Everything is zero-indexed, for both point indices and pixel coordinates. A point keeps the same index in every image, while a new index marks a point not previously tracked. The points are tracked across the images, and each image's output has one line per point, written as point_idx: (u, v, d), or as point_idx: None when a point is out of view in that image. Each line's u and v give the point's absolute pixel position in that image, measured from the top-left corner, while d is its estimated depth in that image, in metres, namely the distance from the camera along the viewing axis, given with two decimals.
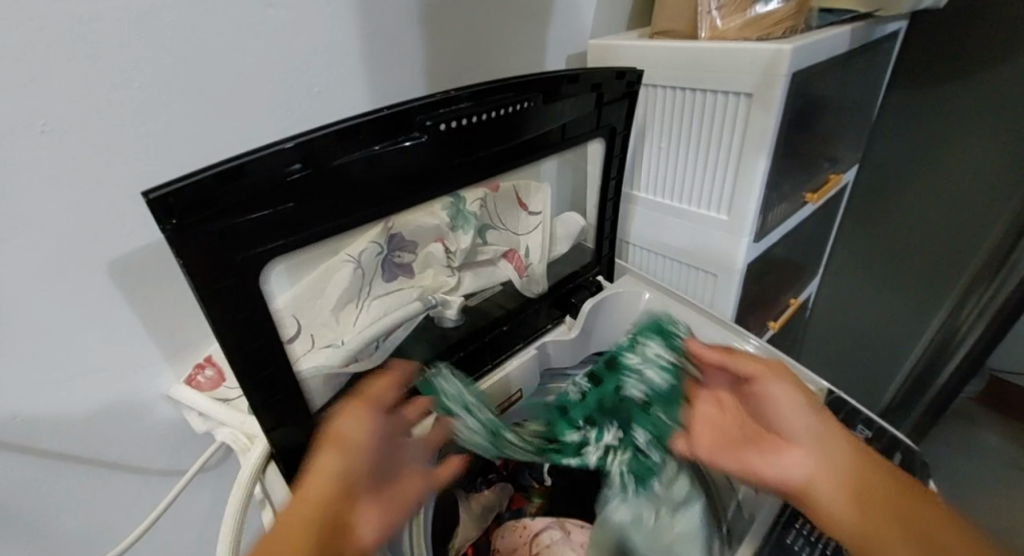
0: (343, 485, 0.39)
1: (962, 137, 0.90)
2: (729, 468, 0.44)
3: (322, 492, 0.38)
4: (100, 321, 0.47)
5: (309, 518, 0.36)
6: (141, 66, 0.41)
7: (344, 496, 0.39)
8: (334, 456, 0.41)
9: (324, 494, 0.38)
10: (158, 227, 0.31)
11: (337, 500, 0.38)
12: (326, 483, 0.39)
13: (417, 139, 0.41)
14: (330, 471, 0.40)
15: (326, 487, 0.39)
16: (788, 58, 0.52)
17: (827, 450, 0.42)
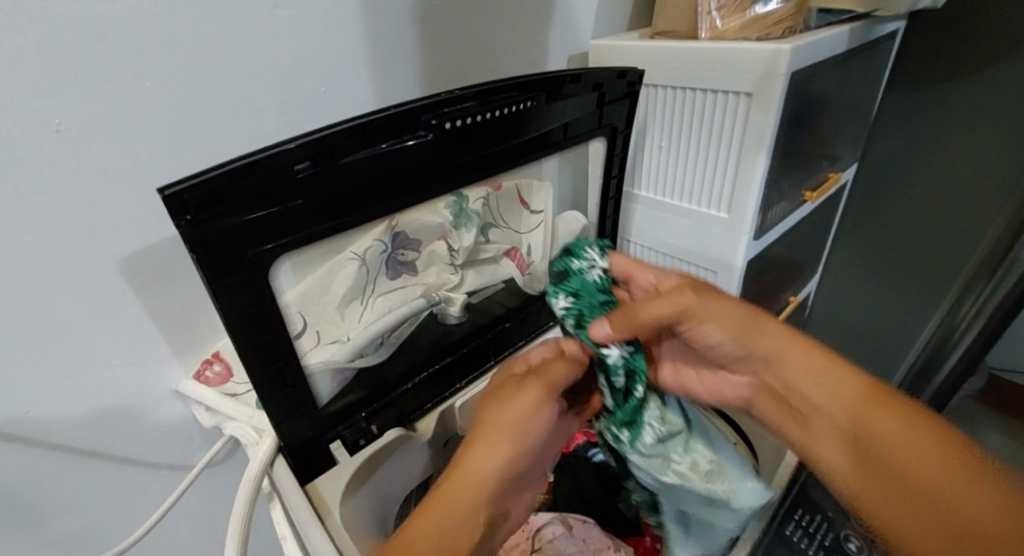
0: (503, 484, 0.39)
1: (960, 136, 0.91)
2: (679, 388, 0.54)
3: (483, 486, 0.38)
4: (111, 316, 0.47)
5: (466, 515, 0.36)
6: (152, 66, 0.42)
7: (498, 498, 0.39)
8: (509, 452, 0.40)
9: (485, 490, 0.38)
10: (173, 223, 0.31)
11: (491, 498, 0.38)
12: (491, 481, 0.38)
13: (423, 137, 0.41)
14: (495, 466, 0.39)
15: (489, 484, 0.38)
16: (787, 58, 0.52)
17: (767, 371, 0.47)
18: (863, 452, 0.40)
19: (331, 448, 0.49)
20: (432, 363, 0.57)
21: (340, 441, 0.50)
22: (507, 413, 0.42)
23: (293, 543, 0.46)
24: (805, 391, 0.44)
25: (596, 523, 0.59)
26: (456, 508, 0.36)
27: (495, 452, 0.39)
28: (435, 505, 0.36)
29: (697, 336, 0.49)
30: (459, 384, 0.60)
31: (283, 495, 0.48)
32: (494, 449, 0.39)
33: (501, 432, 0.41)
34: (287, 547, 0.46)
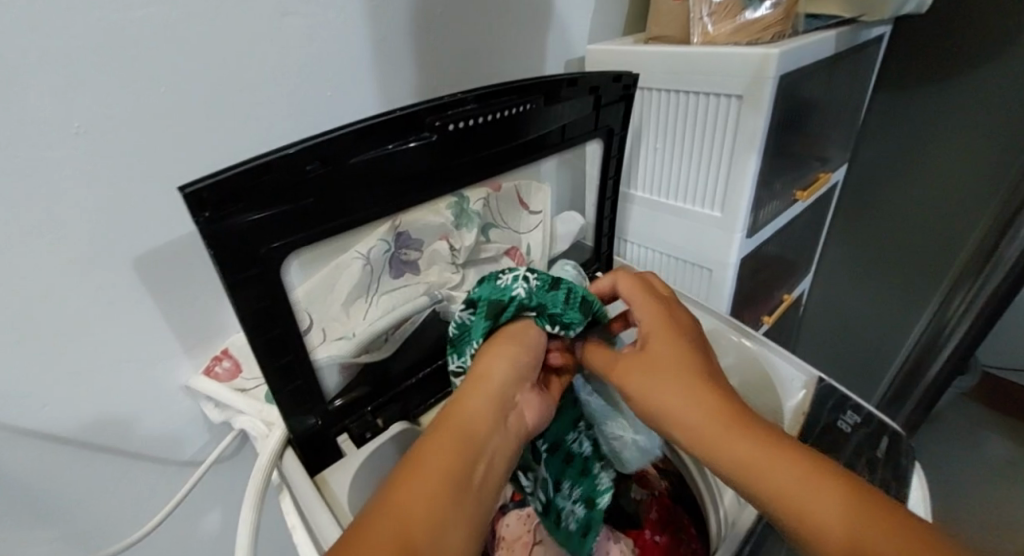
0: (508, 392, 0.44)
1: (946, 136, 0.93)
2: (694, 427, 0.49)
3: (488, 400, 0.42)
4: (125, 314, 0.49)
5: (477, 425, 0.40)
6: (167, 72, 0.44)
7: (508, 408, 0.43)
8: (508, 375, 0.44)
9: (490, 403, 0.42)
10: (192, 219, 0.33)
11: (499, 408, 0.42)
12: (495, 392, 0.43)
13: (427, 138, 0.43)
14: (497, 381, 0.43)
15: (493, 400, 0.42)
16: (776, 61, 0.54)
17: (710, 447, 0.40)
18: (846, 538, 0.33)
19: (339, 441, 0.51)
20: (435, 359, 0.59)
21: (347, 434, 0.51)
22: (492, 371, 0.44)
23: (303, 537, 0.47)
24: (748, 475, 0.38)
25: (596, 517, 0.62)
26: (466, 422, 0.40)
27: (496, 369, 0.44)
28: (441, 425, 0.40)
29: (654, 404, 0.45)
30: None
31: (292, 487, 0.49)
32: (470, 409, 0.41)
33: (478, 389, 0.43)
34: (297, 541, 0.47)
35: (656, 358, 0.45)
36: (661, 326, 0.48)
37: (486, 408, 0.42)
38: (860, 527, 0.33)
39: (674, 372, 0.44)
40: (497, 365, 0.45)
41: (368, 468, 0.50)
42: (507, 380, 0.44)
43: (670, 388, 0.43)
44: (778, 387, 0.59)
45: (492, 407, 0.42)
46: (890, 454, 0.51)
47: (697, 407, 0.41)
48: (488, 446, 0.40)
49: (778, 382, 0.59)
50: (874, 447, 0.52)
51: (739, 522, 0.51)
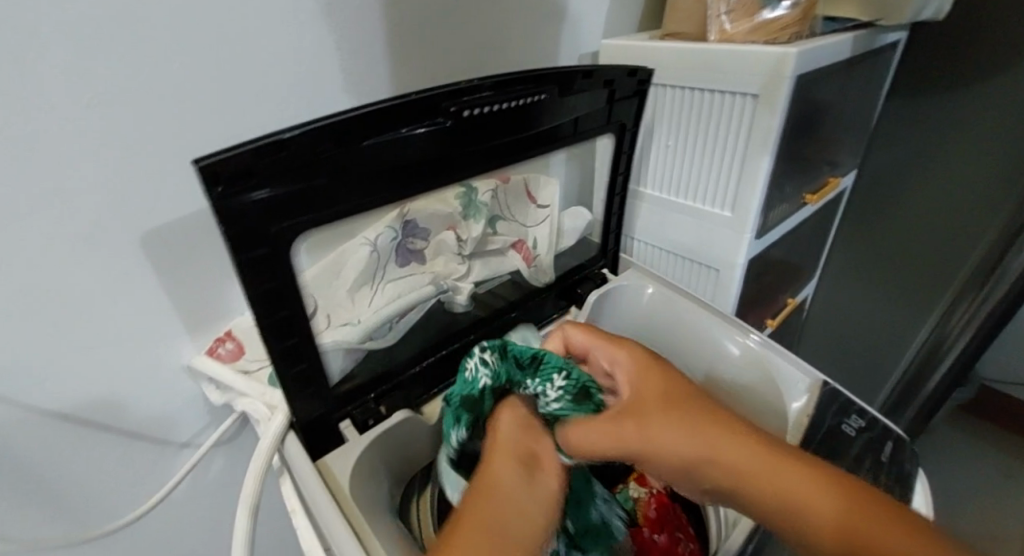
0: (531, 456, 0.42)
1: (956, 145, 0.93)
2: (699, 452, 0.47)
3: (513, 465, 0.40)
4: (131, 290, 0.49)
5: (510, 493, 0.38)
6: (183, 46, 0.43)
7: (536, 470, 0.41)
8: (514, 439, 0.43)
9: (517, 467, 0.40)
10: (205, 193, 0.33)
11: (528, 471, 0.40)
12: (517, 457, 0.41)
13: (442, 123, 0.43)
14: (513, 447, 0.42)
15: (519, 464, 0.40)
16: (793, 60, 0.54)
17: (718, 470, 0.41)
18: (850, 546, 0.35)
19: (342, 427, 0.51)
20: (440, 349, 0.58)
21: (350, 420, 0.51)
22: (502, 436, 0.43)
23: (305, 523, 0.47)
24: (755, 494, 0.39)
25: None
26: (497, 490, 0.38)
27: (507, 436, 0.43)
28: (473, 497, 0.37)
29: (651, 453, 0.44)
30: None
31: (294, 470, 0.49)
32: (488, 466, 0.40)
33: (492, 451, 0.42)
34: (297, 525, 0.47)
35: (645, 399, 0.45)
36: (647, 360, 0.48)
37: (513, 471, 0.40)
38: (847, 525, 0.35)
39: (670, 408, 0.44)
40: (506, 432, 0.43)
41: (372, 456, 0.50)
42: (525, 445, 0.43)
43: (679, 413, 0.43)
44: (782, 389, 0.58)
45: (522, 471, 0.40)
46: (894, 459, 0.51)
47: (702, 429, 0.41)
48: (523, 511, 0.37)
49: (782, 384, 0.58)
50: (879, 450, 0.52)
51: (741, 519, 0.51)
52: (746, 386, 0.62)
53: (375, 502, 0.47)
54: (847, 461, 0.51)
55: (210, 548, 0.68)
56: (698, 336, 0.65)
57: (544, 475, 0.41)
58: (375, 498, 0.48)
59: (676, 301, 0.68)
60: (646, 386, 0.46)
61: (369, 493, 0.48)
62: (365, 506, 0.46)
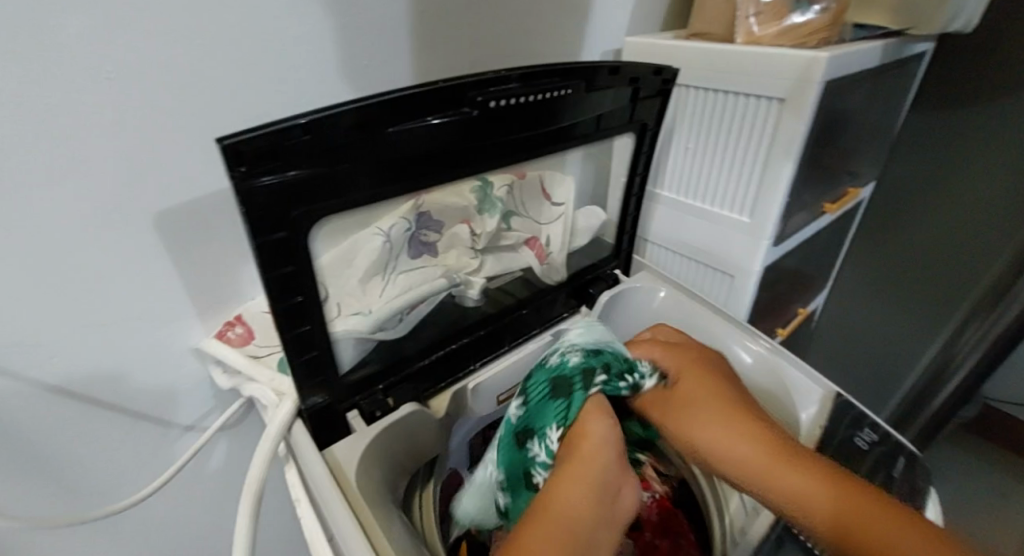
0: (613, 478, 0.42)
1: (976, 161, 0.92)
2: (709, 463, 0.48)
3: (587, 492, 0.40)
4: (144, 269, 0.48)
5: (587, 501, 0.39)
6: (206, 24, 0.43)
7: (613, 480, 0.42)
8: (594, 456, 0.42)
9: (590, 495, 0.40)
10: (227, 173, 0.32)
11: (605, 485, 0.41)
12: (606, 475, 0.41)
13: (468, 113, 0.42)
14: (601, 466, 0.41)
15: (602, 475, 0.41)
16: (824, 65, 0.53)
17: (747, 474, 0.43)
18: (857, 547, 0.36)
19: (348, 417, 0.50)
20: (448, 343, 0.57)
21: (357, 411, 0.51)
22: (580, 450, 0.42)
23: (308, 512, 0.46)
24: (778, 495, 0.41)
25: None
26: (577, 501, 0.39)
27: (600, 452, 0.42)
28: (547, 503, 0.39)
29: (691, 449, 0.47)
30: (472, 367, 0.60)
31: (300, 459, 0.48)
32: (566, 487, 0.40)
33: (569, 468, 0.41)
34: (300, 514, 0.46)
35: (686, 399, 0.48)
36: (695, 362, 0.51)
37: (599, 489, 0.40)
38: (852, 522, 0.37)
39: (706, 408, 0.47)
40: (603, 447, 0.43)
41: (379, 447, 0.49)
42: (612, 456, 0.43)
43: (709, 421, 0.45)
44: (794, 398, 0.58)
45: (604, 484, 0.41)
46: (906, 474, 0.50)
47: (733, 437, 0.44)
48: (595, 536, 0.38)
49: (794, 393, 0.58)
50: (891, 465, 0.51)
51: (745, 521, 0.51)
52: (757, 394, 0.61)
53: (381, 494, 0.47)
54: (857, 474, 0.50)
55: (209, 534, 0.68)
56: (709, 342, 0.64)
57: (624, 492, 0.42)
58: (380, 491, 0.47)
59: (688, 304, 0.67)
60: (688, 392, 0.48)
61: (375, 485, 0.47)
62: (372, 496, 0.45)
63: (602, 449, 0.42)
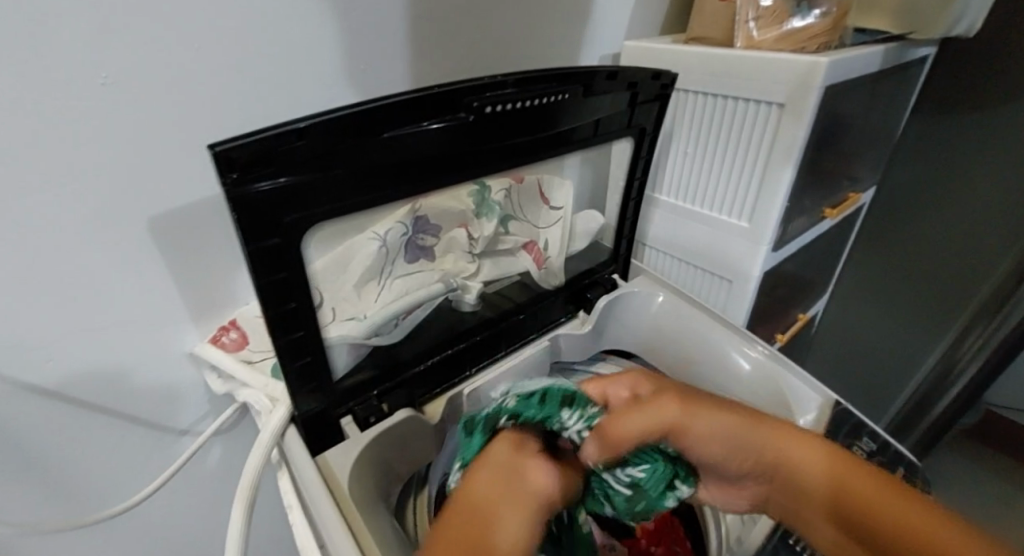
0: (523, 466, 0.38)
1: (978, 166, 0.91)
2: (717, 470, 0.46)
3: (501, 480, 0.36)
4: (138, 274, 0.48)
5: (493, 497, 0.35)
6: (201, 29, 0.43)
7: (529, 471, 0.38)
8: (507, 451, 0.39)
9: (503, 482, 0.36)
10: (219, 180, 0.32)
11: (516, 477, 0.37)
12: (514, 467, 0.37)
13: (463, 119, 0.42)
14: (509, 453, 0.38)
15: (504, 469, 0.37)
16: (824, 70, 0.53)
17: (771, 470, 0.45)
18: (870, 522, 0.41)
19: (342, 423, 0.50)
20: (444, 349, 0.57)
21: (351, 417, 0.50)
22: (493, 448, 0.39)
23: (300, 520, 0.46)
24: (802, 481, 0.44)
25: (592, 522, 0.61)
26: (483, 503, 0.35)
27: (497, 454, 0.38)
28: (456, 506, 0.35)
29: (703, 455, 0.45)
30: (468, 372, 0.60)
31: (293, 465, 0.48)
32: (474, 479, 0.37)
33: (482, 463, 0.38)
34: (293, 522, 0.46)
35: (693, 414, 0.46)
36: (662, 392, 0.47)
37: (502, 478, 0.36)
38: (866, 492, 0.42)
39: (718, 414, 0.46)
40: (507, 446, 0.39)
41: (372, 454, 0.49)
42: (523, 451, 0.39)
43: (726, 440, 0.45)
44: (792, 405, 0.57)
45: (510, 477, 0.37)
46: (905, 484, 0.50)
47: (761, 449, 0.44)
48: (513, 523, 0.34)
49: (793, 399, 0.57)
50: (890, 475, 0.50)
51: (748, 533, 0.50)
52: (756, 400, 0.60)
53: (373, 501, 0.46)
54: None
55: (204, 538, 0.67)
56: (707, 348, 0.64)
57: (536, 475, 0.38)
58: (374, 498, 0.47)
59: (687, 310, 0.67)
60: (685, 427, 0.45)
61: (367, 492, 0.47)
62: (363, 504, 0.45)
63: (512, 445, 0.39)
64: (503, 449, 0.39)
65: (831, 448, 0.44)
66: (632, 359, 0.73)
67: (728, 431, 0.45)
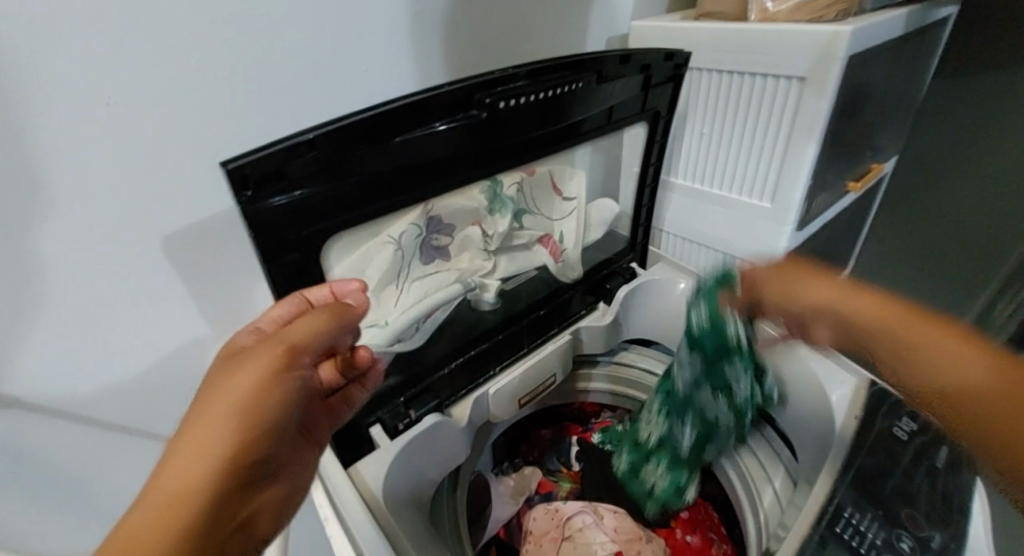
0: (256, 514, 0.30)
1: (1009, 127, 0.88)
2: (775, 302, 0.45)
3: (250, 500, 0.29)
4: (152, 297, 0.47)
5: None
6: (202, 41, 0.41)
7: (210, 396, 0.29)
8: (272, 499, 0.32)
9: (251, 491, 0.29)
10: (235, 198, 0.31)
11: (253, 534, 0.30)
12: (217, 406, 0.28)
13: (476, 117, 0.40)
14: (268, 496, 0.32)
15: (277, 496, 0.33)
16: (847, 40, 0.50)
17: (843, 325, 0.40)
18: (906, 366, 0.35)
19: (373, 434, 0.50)
20: (466, 350, 0.56)
21: (380, 426, 0.50)
22: (274, 495, 0.32)
23: (336, 524, 0.45)
24: (840, 314, 0.40)
25: (626, 515, 0.61)
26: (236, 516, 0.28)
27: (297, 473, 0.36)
28: (256, 502, 0.30)
29: (771, 307, 0.46)
30: (492, 372, 0.58)
31: (325, 478, 0.47)
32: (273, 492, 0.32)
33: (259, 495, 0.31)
34: (330, 534, 0.45)
35: (781, 278, 0.45)
36: (779, 269, 0.45)
37: (292, 341, 0.32)
38: (926, 343, 0.34)
39: (826, 279, 0.42)
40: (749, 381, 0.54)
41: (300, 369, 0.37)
42: (252, 379, 0.30)
43: (856, 306, 0.39)
44: (823, 381, 0.55)
45: (196, 439, 0.27)
46: (950, 466, 0.47)
47: (872, 310, 0.38)
48: (239, 514, 0.28)
49: (823, 377, 0.56)
50: (934, 457, 0.48)
51: (802, 514, 0.47)
52: (790, 386, 0.58)
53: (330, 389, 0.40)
54: (902, 466, 0.48)
55: None
56: None
57: (268, 501, 0.31)
58: (408, 507, 0.47)
59: None
60: (760, 287, 0.47)
61: (401, 504, 0.47)
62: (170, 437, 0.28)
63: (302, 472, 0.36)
64: (275, 495, 0.32)
65: (911, 315, 0.36)
66: (654, 347, 0.72)
67: (826, 292, 0.41)
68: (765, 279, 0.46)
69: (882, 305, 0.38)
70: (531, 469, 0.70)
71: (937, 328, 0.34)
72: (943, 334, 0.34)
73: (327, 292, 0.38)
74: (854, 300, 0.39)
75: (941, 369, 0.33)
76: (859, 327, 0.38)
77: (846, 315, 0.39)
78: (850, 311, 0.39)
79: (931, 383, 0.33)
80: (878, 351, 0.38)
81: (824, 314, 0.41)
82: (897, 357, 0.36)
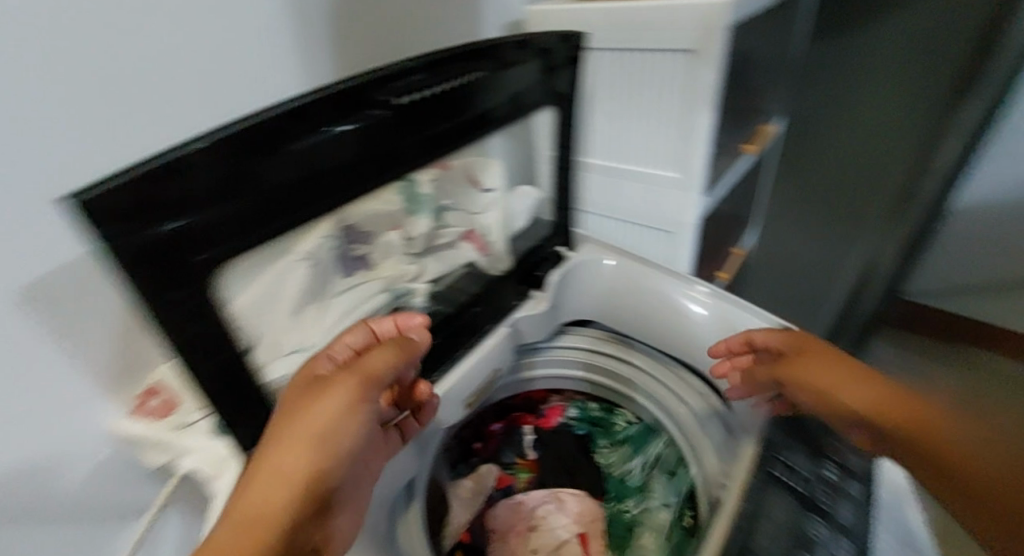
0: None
1: (881, 74, 1.00)
2: (794, 385, 0.49)
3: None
4: (19, 362, 0.41)
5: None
6: (29, 62, 0.35)
7: (294, 421, 0.38)
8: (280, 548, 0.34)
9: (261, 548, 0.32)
10: (98, 234, 0.27)
11: None
12: (309, 429, 0.37)
13: (376, 115, 0.38)
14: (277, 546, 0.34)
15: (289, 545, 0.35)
16: (726, 10, 0.53)
17: (861, 404, 0.44)
18: (915, 443, 0.40)
19: None
20: None
21: None
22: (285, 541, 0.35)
23: None
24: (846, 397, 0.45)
25: (586, 495, 0.65)
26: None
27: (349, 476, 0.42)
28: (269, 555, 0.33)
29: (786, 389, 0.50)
30: (433, 377, 0.56)
31: None
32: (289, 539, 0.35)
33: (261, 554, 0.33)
34: None
35: (800, 359, 0.50)
36: (800, 349, 0.50)
37: (365, 380, 0.40)
38: (934, 418, 0.40)
39: (838, 363, 0.48)
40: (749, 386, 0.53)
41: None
42: (324, 417, 0.38)
43: (870, 393, 0.44)
44: None
45: (278, 465, 0.36)
46: None
47: (877, 394, 0.44)
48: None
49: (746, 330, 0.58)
50: None
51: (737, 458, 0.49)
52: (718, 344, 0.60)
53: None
54: None
55: None
56: (656, 300, 0.64)
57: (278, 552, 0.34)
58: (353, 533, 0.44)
59: (634, 266, 0.67)
60: (781, 367, 0.50)
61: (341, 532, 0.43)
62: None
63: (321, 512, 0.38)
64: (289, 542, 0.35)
65: (904, 396, 0.43)
66: (592, 326, 0.73)
67: (842, 369, 0.47)
68: (784, 363, 0.50)
69: (884, 392, 0.44)
70: (487, 467, 0.68)
71: (933, 411, 0.40)
72: (948, 417, 0.39)
73: (392, 324, 0.47)
74: (861, 381, 0.45)
75: (936, 442, 0.38)
76: (883, 404, 0.43)
77: (853, 394, 0.45)
78: (860, 400, 0.45)
79: (924, 446, 0.39)
80: (891, 431, 0.42)
81: (828, 397, 0.46)
82: (914, 431, 0.40)
